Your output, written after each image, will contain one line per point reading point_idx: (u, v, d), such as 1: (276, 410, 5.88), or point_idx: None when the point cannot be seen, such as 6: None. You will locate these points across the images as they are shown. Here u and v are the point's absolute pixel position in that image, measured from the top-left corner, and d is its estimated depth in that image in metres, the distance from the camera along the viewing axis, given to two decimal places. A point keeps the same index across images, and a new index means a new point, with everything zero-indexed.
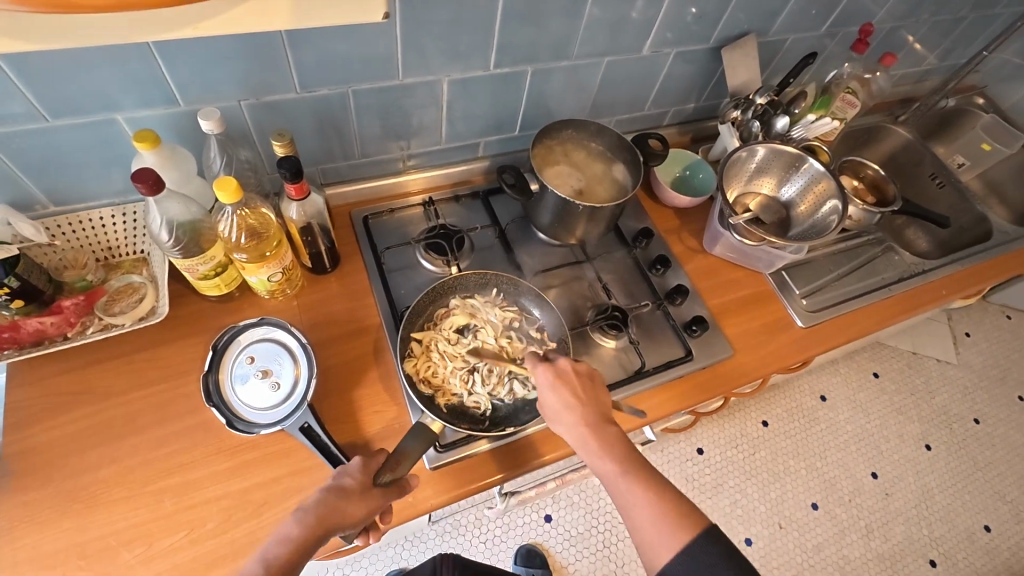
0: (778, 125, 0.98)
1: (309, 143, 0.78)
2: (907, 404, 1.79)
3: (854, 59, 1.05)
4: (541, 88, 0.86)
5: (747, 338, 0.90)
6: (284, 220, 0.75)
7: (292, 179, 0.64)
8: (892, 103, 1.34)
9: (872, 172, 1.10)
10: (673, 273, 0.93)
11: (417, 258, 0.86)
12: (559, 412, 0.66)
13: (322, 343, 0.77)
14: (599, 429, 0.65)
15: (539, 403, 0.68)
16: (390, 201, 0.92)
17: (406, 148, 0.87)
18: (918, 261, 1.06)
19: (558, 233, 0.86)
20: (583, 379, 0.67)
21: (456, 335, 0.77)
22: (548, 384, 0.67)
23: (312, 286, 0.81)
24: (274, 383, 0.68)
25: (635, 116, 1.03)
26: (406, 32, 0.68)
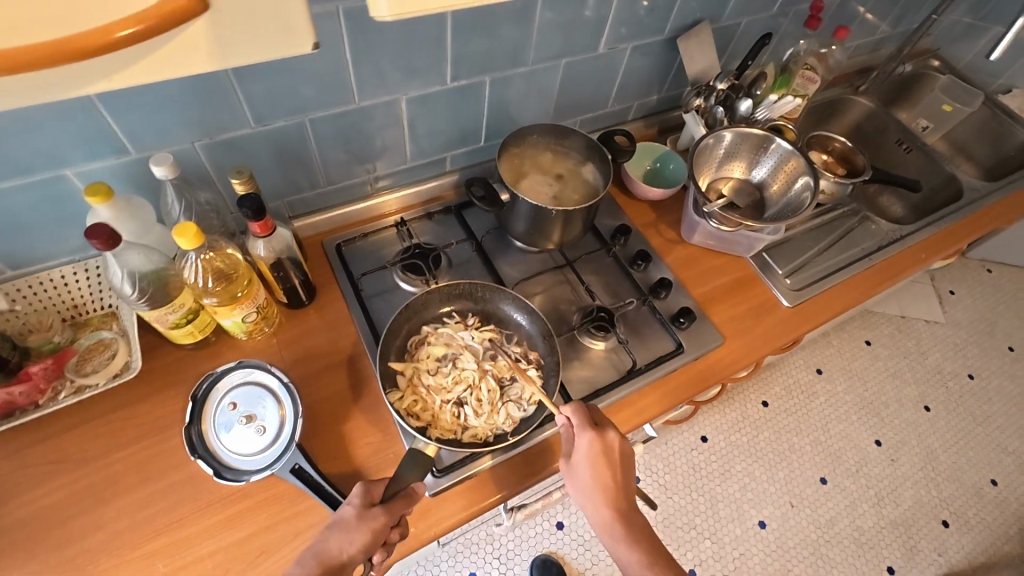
0: (743, 108, 0.96)
1: (271, 177, 0.76)
2: (901, 367, 1.80)
3: (808, 36, 1.05)
4: (501, 97, 0.85)
5: (735, 324, 0.89)
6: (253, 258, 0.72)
7: (255, 217, 0.63)
8: (851, 75, 1.35)
9: (839, 145, 1.11)
10: (655, 267, 0.92)
11: (395, 281, 0.84)
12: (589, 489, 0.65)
13: (307, 378, 0.75)
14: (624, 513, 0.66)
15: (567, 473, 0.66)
16: (362, 226, 0.90)
17: (373, 171, 0.86)
18: (895, 228, 1.07)
19: (535, 240, 0.85)
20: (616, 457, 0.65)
21: (437, 365, 0.73)
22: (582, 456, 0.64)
23: (290, 321, 0.79)
24: (260, 427, 0.66)
25: (599, 114, 1.02)
26: (356, 55, 0.67)
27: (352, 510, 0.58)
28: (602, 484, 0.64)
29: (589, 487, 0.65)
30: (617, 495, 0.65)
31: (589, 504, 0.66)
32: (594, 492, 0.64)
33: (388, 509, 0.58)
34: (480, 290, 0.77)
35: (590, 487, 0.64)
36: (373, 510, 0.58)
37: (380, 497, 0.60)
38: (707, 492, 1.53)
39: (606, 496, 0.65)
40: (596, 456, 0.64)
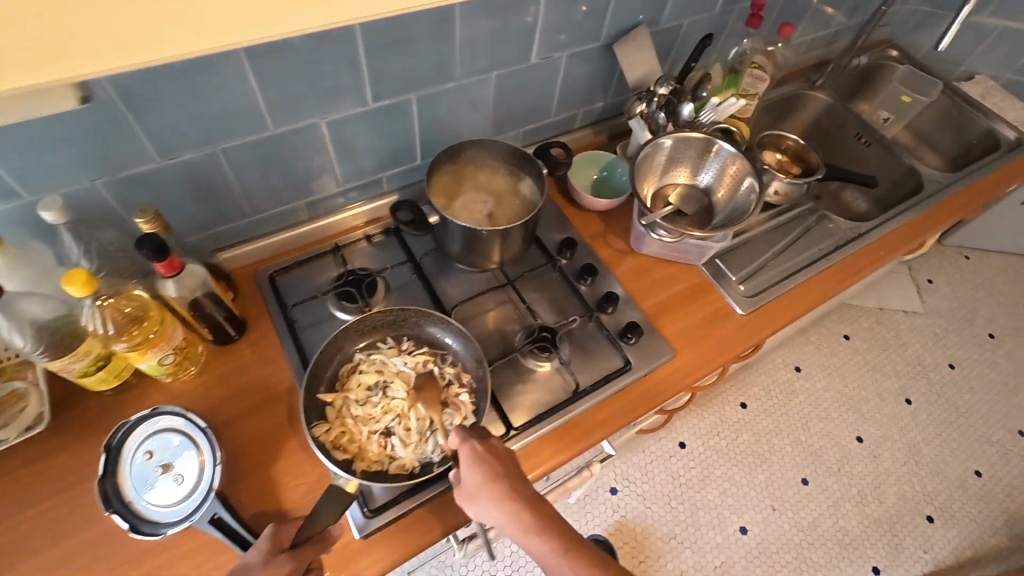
0: (685, 112, 0.93)
1: (189, 210, 0.73)
2: (881, 360, 1.78)
3: (752, 34, 1.03)
4: (431, 114, 0.82)
5: (686, 336, 0.86)
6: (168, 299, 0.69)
7: (157, 257, 0.59)
8: (807, 70, 1.33)
9: (791, 143, 1.08)
10: (602, 280, 0.89)
11: (330, 310, 0.81)
12: (485, 492, 0.60)
13: (235, 418, 0.72)
14: (531, 510, 0.61)
15: (460, 487, 0.62)
16: (296, 253, 0.86)
17: (303, 196, 0.82)
18: (853, 226, 1.04)
19: (474, 260, 0.82)
20: (503, 456, 0.63)
21: (367, 394, 0.69)
22: (467, 461, 0.61)
23: (217, 358, 0.76)
24: (177, 476, 0.63)
25: (543, 124, 1.00)
26: (263, 81, 0.64)
27: (257, 555, 0.56)
28: (496, 480, 0.60)
29: (482, 491, 0.60)
30: (516, 488, 0.61)
31: (490, 511, 0.60)
32: (490, 493, 0.60)
33: (297, 555, 0.56)
34: (414, 315, 0.74)
35: (485, 488, 0.60)
36: (280, 556, 0.55)
37: (289, 541, 0.58)
38: (687, 499, 1.50)
39: (506, 493, 0.60)
40: (480, 456, 0.61)
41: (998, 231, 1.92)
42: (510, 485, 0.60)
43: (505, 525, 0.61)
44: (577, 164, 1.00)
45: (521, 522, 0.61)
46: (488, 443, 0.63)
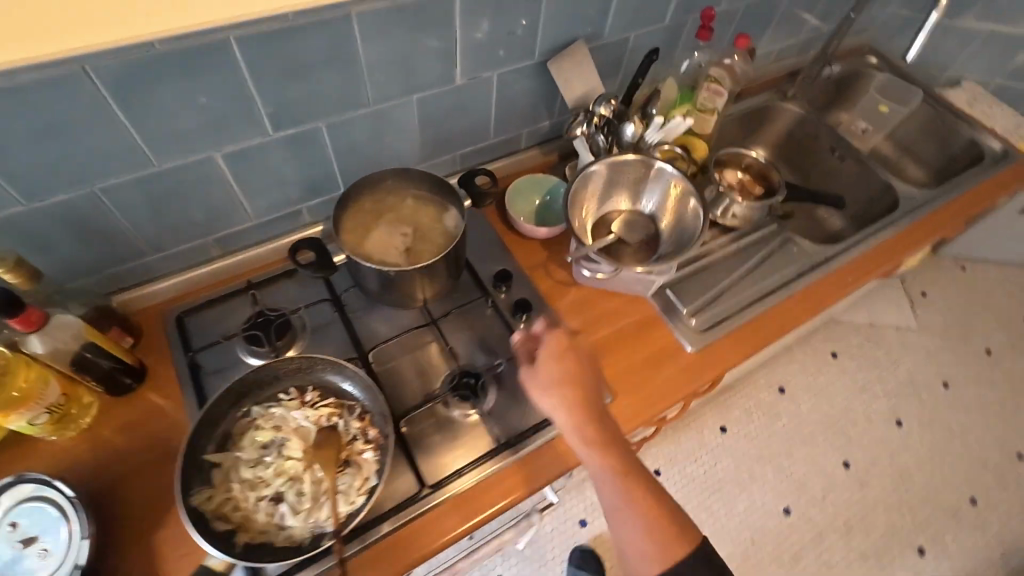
0: (628, 133, 0.86)
1: (74, 254, 0.67)
2: (870, 379, 1.70)
3: (702, 48, 0.96)
4: (347, 141, 0.77)
5: (628, 377, 0.79)
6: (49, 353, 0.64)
7: (10, 313, 0.55)
8: (779, 80, 1.26)
9: (752, 160, 1.01)
10: (540, 316, 0.83)
11: (240, 355, 0.75)
12: (555, 392, 0.66)
13: (123, 479, 0.66)
14: (596, 420, 0.65)
15: (529, 383, 0.67)
16: (208, 291, 0.80)
17: (212, 232, 0.77)
18: (819, 249, 0.97)
19: (393, 299, 0.75)
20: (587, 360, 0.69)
21: (260, 454, 0.63)
22: (549, 356, 0.68)
23: (111, 411, 0.71)
24: (42, 549, 0.58)
25: (483, 146, 0.93)
26: (134, 116, 0.59)
27: None
28: (556, 379, 0.66)
29: (554, 389, 0.66)
30: (584, 394, 0.66)
31: (557, 415, 0.65)
32: (556, 393, 0.65)
33: None
34: (320, 363, 0.68)
35: (553, 383, 0.66)
36: None
37: None
38: None
39: (575, 395, 0.65)
40: (556, 353, 0.68)
41: (997, 241, 1.82)
42: (584, 390, 0.65)
43: (576, 432, 0.65)
44: (519, 188, 0.94)
45: (586, 428, 0.65)
46: (571, 346, 0.69)
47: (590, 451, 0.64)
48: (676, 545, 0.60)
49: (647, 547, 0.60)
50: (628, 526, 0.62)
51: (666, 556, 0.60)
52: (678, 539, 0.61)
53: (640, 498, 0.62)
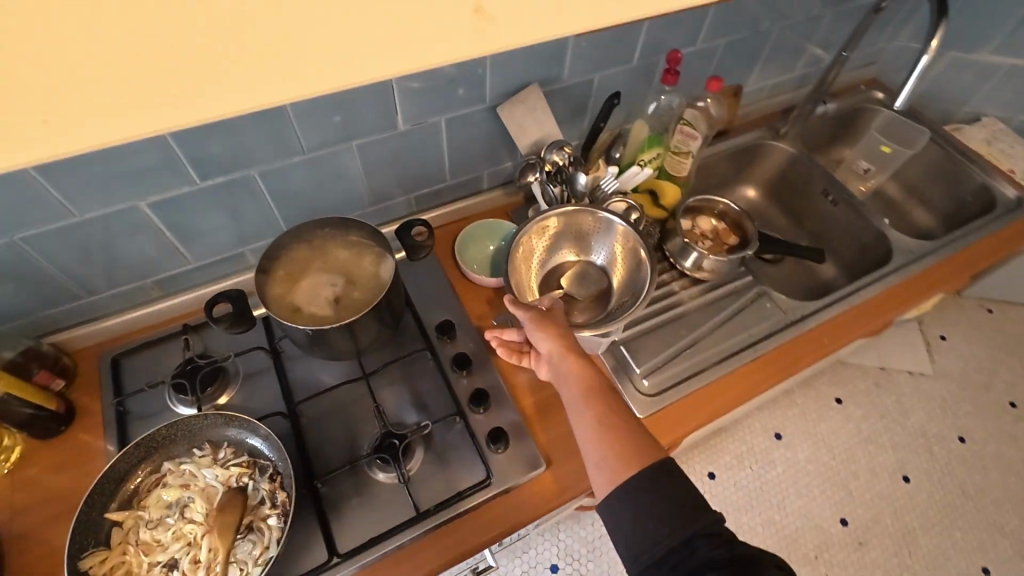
0: (581, 182, 0.84)
1: (4, 297, 0.68)
2: (878, 430, 1.54)
3: (670, 91, 0.92)
4: (285, 187, 0.75)
5: (568, 442, 0.75)
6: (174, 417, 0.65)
7: None
8: (773, 116, 1.19)
9: (725, 207, 0.96)
10: (482, 371, 0.79)
11: (169, 402, 0.74)
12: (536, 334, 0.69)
13: (33, 529, 0.66)
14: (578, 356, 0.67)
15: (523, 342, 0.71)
16: (148, 333, 0.80)
17: (150, 275, 0.76)
18: (795, 305, 0.90)
19: (321, 353, 0.72)
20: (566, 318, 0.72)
21: (163, 514, 0.62)
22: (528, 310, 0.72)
23: (38, 453, 0.71)
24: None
25: (440, 188, 0.91)
26: (46, 170, 0.58)
27: None
28: (546, 317, 0.70)
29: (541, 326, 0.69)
30: (565, 336, 0.69)
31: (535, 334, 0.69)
32: (540, 328, 0.69)
33: None
34: (233, 421, 0.65)
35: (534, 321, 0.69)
36: None
37: None
38: None
39: (550, 328, 0.69)
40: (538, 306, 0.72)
41: None
42: (559, 328, 0.69)
43: (552, 353, 0.67)
44: (472, 235, 0.93)
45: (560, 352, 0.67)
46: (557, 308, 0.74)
47: (564, 358, 0.66)
48: (638, 455, 0.57)
49: (609, 465, 0.58)
50: (592, 434, 0.61)
51: (623, 472, 0.57)
52: (636, 456, 0.58)
53: (617, 423, 0.61)
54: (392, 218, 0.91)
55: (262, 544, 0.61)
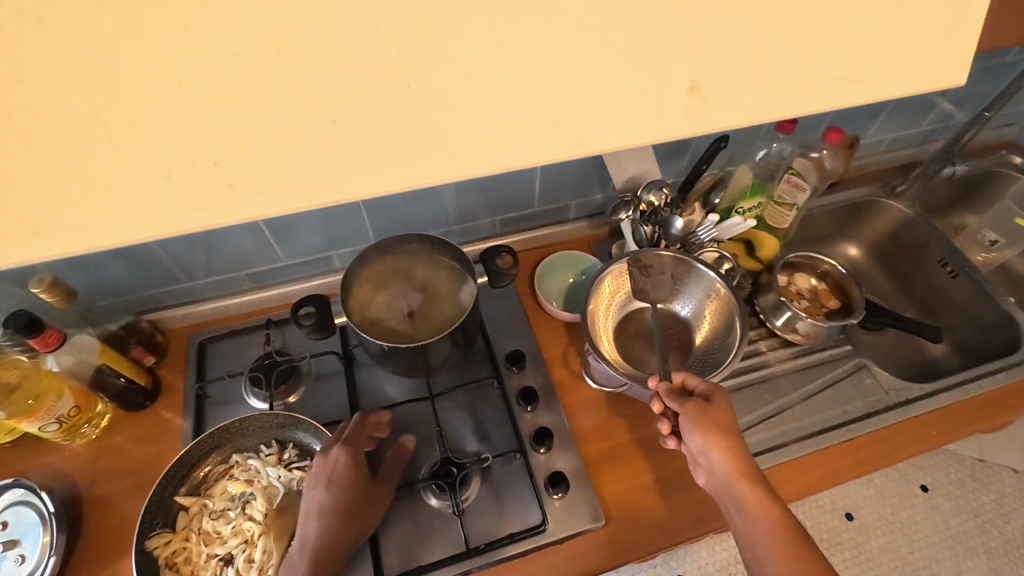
0: (676, 228, 0.78)
1: (118, 274, 0.73)
2: (966, 531, 1.33)
3: (783, 138, 0.86)
4: (381, 199, 0.76)
5: (631, 499, 0.70)
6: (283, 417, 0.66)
7: (26, 333, 0.59)
8: (890, 172, 1.09)
9: (830, 268, 0.89)
10: (548, 408, 0.76)
11: (244, 393, 0.76)
12: (697, 443, 0.58)
13: (107, 497, 0.69)
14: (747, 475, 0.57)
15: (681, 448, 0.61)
16: (233, 322, 0.83)
17: (244, 268, 0.80)
18: (900, 386, 0.81)
19: (392, 367, 0.72)
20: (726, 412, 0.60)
21: (226, 506, 0.64)
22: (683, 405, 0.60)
23: (122, 424, 0.74)
24: (19, 555, 0.64)
25: (526, 214, 0.90)
26: None
27: None
28: (707, 420, 0.58)
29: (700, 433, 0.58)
30: (731, 445, 0.58)
31: (695, 441, 0.59)
32: (702, 435, 0.58)
33: None
34: (302, 425, 0.66)
35: (695, 427, 0.59)
36: None
37: None
38: None
39: (713, 436, 0.58)
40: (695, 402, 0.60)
41: None
42: (723, 437, 0.58)
43: (718, 469, 0.57)
44: (553, 264, 0.90)
45: (727, 468, 0.57)
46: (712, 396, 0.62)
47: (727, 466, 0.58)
48: None
49: None
50: (780, 566, 0.52)
51: None
52: None
53: (805, 562, 0.52)
54: (476, 238, 0.91)
55: None
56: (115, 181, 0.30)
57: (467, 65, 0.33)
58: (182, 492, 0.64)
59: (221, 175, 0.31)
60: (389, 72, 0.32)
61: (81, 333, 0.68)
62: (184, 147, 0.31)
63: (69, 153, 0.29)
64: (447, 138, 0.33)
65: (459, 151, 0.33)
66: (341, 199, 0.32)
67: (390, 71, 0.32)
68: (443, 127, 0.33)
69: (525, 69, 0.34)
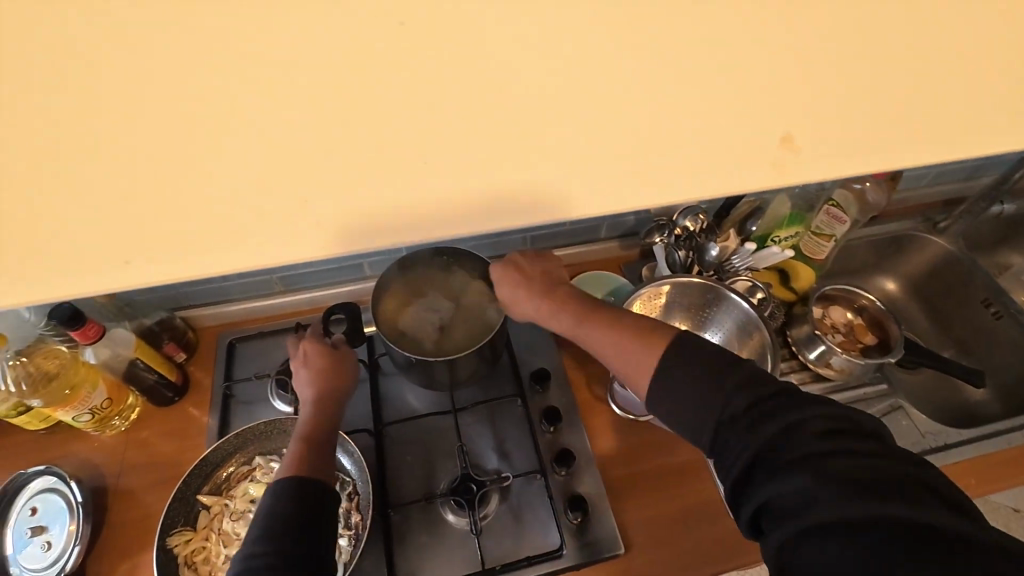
0: (713, 253, 0.78)
1: None
2: None
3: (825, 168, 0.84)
4: None
5: (652, 529, 0.69)
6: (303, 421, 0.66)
7: (69, 324, 0.61)
8: (932, 208, 1.07)
9: (869, 303, 0.86)
10: (570, 430, 0.75)
11: (269, 395, 0.77)
12: (518, 300, 0.62)
13: (133, 490, 0.70)
14: (560, 299, 0.59)
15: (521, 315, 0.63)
16: (263, 323, 0.84)
17: (275, 272, 0.80)
18: (937, 428, 0.78)
19: (418, 377, 0.72)
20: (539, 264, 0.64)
21: (246, 508, 0.64)
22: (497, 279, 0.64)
23: (151, 418, 0.76)
24: (46, 541, 0.65)
25: (558, 232, 0.89)
26: None
27: None
28: (517, 279, 0.62)
29: (518, 294, 0.62)
30: (539, 287, 0.61)
31: (522, 306, 0.62)
32: (520, 293, 0.61)
33: None
34: None
35: (511, 294, 0.62)
36: None
37: None
38: None
39: (529, 288, 0.61)
40: (507, 268, 0.64)
41: None
42: (530, 284, 0.61)
43: (546, 318, 0.60)
44: (585, 282, 0.89)
45: (548, 309, 0.59)
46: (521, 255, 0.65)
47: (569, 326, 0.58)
48: (639, 339, 0.50)
49: (627, 359, 0.51)
50: (594, 332, 0.55)
51: (642, 355, 0.50)
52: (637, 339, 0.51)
53: (606, 323, 0.54)
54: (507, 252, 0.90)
55: None
56: (190, 218, 0.32)
57: (522, 117, 0.35)
58: (204, 491, 0.64)
59: (285, 211, 0.33)
60: (448, 126, 0.35)
61: (117, 327, 0.69)
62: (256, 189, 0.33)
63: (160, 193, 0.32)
64: (498, 183, 0.34)
65: (511, 195, 0.34)
66: (394, 223, 0.33)
67: (449, 123, 0.35)
68: (497, 171, 0.34)
69: (578, 120, 0.35)
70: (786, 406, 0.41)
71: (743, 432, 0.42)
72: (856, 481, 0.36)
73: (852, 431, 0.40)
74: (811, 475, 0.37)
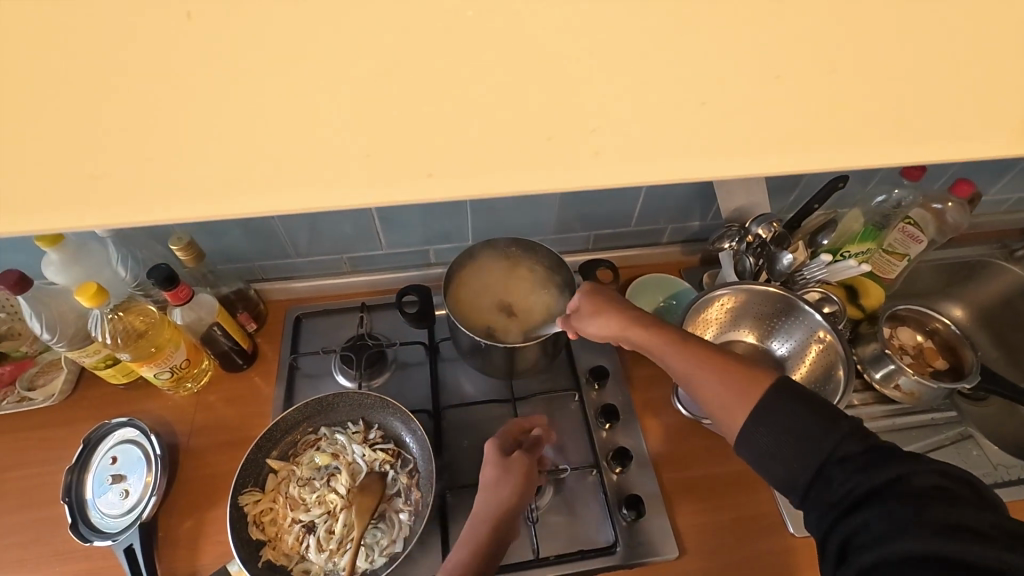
0: (783, 261, 0.74)
1: (241, 243, 0.77)
2: None
3: (905, 185, 0.83)
4: (487, 215, 0.80)
5: (704, 536, 0.68)
6: (372, 395, 0.69)
7: (165, 285, 0.64)
8: (1010, 235, 1.03)
9: (942, 327, 0.84)
10: (625, 430, 0.75)
11: (331, 369, 0.80)
12: (605, 323, 0.64)
13: (201, 450, 0.73)
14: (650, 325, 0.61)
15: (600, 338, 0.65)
16: (331, 301, 0.87)
17: (347, 252, 0.82)
18: (1010, 460, 0.76)
19: (478, 362, 0.73)
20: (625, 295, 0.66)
21: (312, 475, 0.66)
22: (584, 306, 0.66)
23: (223, 382, 0.79)
24: (124, 490, 0.69)
25: (622, 232, 0.89)
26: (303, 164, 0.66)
27: None
28: (608, 306, 0.64)
29: (602, 317, 0.64)
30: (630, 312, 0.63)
31: (609, 330, 0.63)
32: (606, 319, 0.63)
33: None
34: (378, 407, 0.68)
35: (598, 318, 0.64)
36: None
37: None
38: None
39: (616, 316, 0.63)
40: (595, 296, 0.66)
41: None
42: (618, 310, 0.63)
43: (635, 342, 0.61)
44: (647, 283, 0.89)
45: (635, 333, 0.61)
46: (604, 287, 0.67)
47: (659, 351, 0.59)
48: (742, 373, 0.51)
49: (724, 388, 0.51)
50: (685, 364, 0.56)
51: (745, 386, 0.50)
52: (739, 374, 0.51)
53: (706, 355, 0.55)
54: (568, 250, 0.91)
55: (386, 533, 0.63)
56: None
57: None
58: (273, 456, 0.67)
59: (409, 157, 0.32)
60: None
61: (203, 293, 0.72)
62: (353, 98, 0.28)
63: (240, 96, 0.27)
64: None
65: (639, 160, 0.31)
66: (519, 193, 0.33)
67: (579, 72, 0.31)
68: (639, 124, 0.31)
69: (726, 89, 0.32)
70: (895, 456, 0.42)
71: (854, 470, 0.42)
72: (955, 527, 0.38)
73: (961, 491, 0.40)
74: (916, 517, 0.39)
